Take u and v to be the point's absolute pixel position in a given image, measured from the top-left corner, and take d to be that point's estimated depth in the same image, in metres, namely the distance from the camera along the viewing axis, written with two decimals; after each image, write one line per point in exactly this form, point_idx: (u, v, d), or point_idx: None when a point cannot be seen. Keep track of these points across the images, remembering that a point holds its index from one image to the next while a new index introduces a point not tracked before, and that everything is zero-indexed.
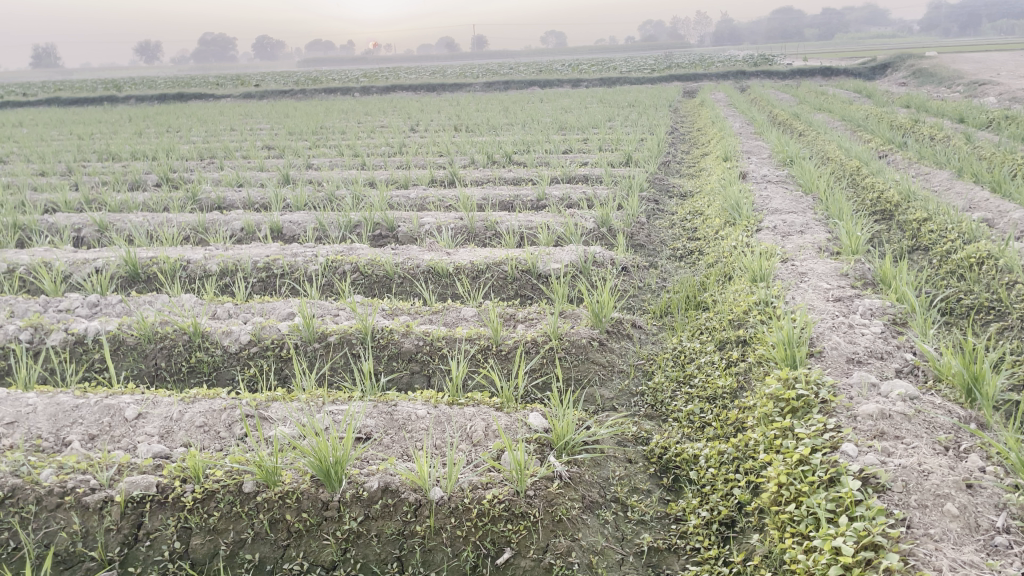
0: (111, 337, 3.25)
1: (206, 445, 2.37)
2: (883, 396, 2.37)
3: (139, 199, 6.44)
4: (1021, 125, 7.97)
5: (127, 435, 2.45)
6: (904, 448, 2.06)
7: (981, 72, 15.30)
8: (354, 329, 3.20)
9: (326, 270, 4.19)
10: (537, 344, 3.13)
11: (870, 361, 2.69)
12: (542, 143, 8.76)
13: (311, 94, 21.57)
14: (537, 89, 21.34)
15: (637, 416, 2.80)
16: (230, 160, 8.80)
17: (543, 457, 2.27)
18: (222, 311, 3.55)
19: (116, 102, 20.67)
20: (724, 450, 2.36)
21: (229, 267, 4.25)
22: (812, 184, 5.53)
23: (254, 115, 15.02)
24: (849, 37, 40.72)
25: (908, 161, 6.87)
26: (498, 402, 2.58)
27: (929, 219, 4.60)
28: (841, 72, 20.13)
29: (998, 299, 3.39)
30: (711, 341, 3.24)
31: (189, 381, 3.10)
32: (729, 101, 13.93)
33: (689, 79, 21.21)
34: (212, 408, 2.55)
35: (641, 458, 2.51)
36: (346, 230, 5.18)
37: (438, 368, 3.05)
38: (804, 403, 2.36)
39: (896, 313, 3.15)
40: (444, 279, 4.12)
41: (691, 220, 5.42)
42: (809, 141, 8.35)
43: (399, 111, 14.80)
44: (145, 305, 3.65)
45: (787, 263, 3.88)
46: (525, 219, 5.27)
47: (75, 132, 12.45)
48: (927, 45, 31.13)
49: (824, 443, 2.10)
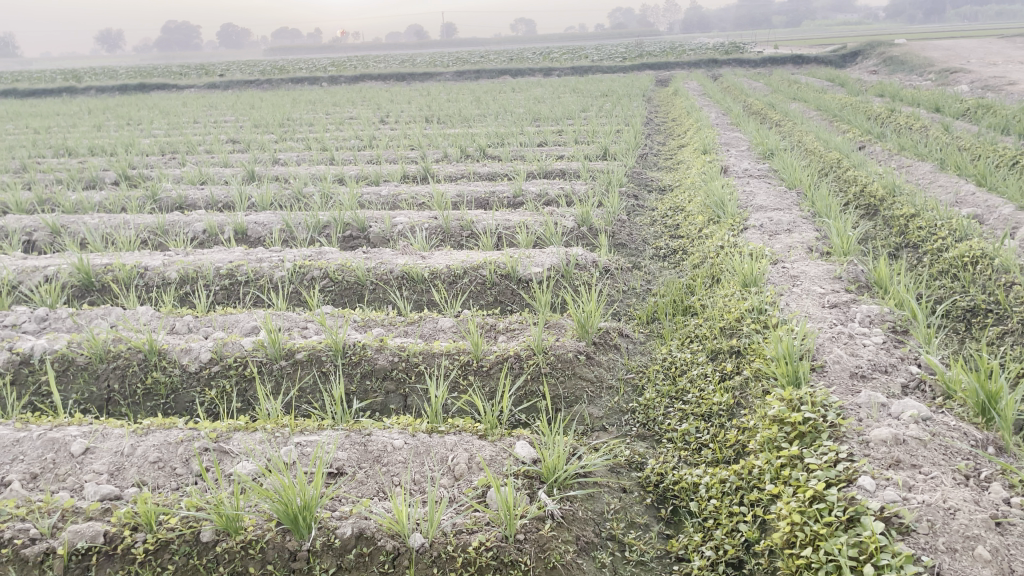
0: (58, 357, 3.00)
1: (160, 485, 2.15)
2: (894, 418, 2.22)
3: (95, 199, 6.13)
4: (999, 114, 7.90)
5: (73, 474, 2.22)
6: (924, 480, 1.90)
7: (951, 59, 15.32)
8: (324, 345, 2.98)
9: (293, 277, 3.96)
10: (521, 358, 2.94)
11: (875, 376, 2.53)
12: (517, 136, 8.55)
13: (277, 84, 21.12)
14: (509, 77, 21.12)
15: (629, 438, 2.63)
16: (193, 155, 8.49)
17: (532, 493, 2.09)
18: (181, 325, 3.31)
19: (75, 94, 20.13)
20: (726, 478, 2.18)
21: (189, 274, 4.00)
22: (796, 179, 5.39)
23: (218, 106, 14.68)
24: (818, 24, 40.85)
25: (889, 153, 6.75)
26: (481, 428, 2.39)
27: (916, 214, 4.46)
28: (811, 60, 20.13)
29: (995, 301, 3.26)
30: (703, 350, 3.06)
31: (145, 405, 2.88)
32: (703, 90, 13.79)
33: (661, 68, 21.08)
34: (167, 440, 2.32)
35: (636, 487, 2.34)
36: (315, 232, 4.94)
37: (415, 388, 2.86)
38: (812, 428, 2.19)
39: (896, 320, 3.00)
40: (419, 286, 3.91)
41: (672, 217, 5.26)
42: (788, 132, 8.21)
43: (367, 102, 14.46)
44: (98, 319, 3.39)
45: (777, 265, 3.72)
46: (502, 218, 5.08)
47: (32, 125, 12.00)
48: (895, 31, 31.33)
49: (838, 477, 1.93)
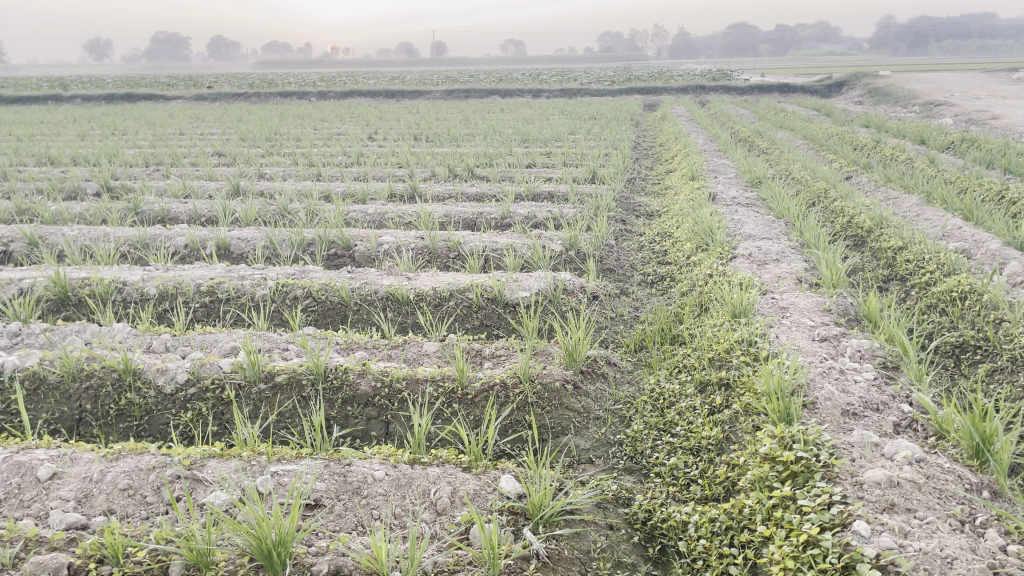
0: (29, 375, 2.91)
1: (129, 514, 2.06)
2: (888, 459, 2.17)
3: (75, 210, 6.02)
4: (983, 149, 7.95)
5: (38, 500, 2.12)
6: (920, 526, 1.86)
7: (934, 92, 15.51)
8: (304, 369, 2.89)
9: (276, 295, 3.88)
10: (507, 387, 2.87)
11: (867, 414, 2.49)
12: (505, 157, 8.52)
13: (266, 98, 21.06)
14: (498, 97, 21.20)
15: (616, 472, 2.58)
16: (178, 167, 8.41)
17: (517, 530, 2.03)
18: (158, 343, 3.22)
19: (61, 101, 20.02)
20: (715, 517, 2.12)
21: (169, 291, 3.91)
22: (784, 209, 5.38)
23: (206, 118, 14.59)
24: (805, 53, 41.41)
25: (875, 184, 6.76)
26: (465, 460, 2.33)
27: (904, 247, 4.45)
28: (797, 89, 20.30)
29: (985, 338, 3.23)
30: (691, 381, 3.01)
31: (117, 427, 2.79)
32: (690, 116, 13.88)
33: (649, 93, 21.21)
34: (138, 467, 2.24)
35: (623, 525, 2.29)
36: (300, 249, 4.88)
37: (397, 415, 2.79)
38: (805, 467, 2.13)
39: (886, 355, 2.97)
40: (404, 308, 3.85)
41: (660, 243, 5.23)
42: (775, 160, 8.22)
43: (355, 119, 14.40)
44: (72, 336, 3.29)
45: (765, 295, 3.69)
46: (490, 240, 5.02)
47: (14, 132, 11.86)
48: (878, 62, 31.81)
49: (831, 520, 1.89)
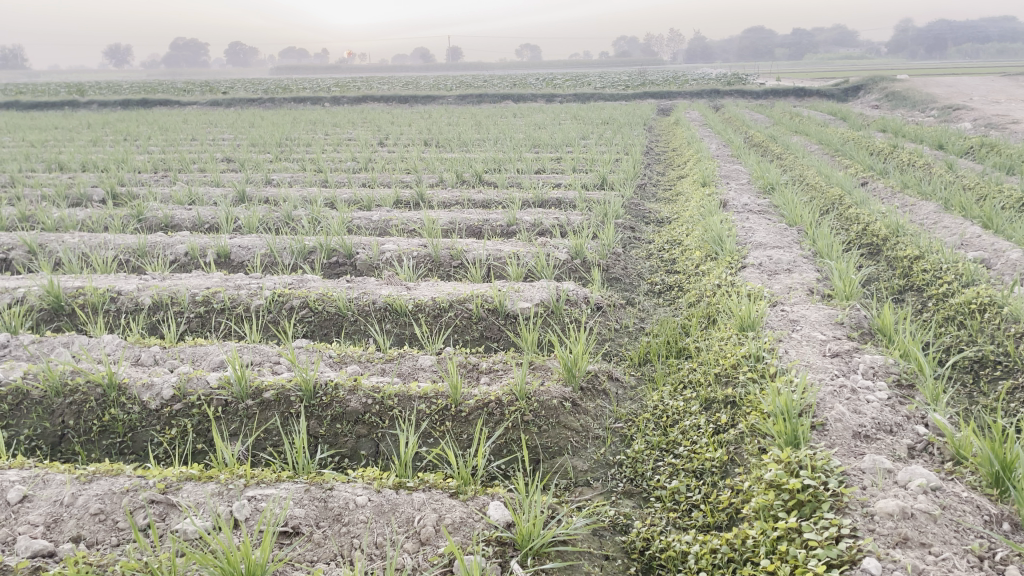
0: (12, 390, 2.82)
1: (99, 541, 1.96)
2: (902, 487, 2.03)
3: (78, 217, 5.97)
4: (1003, 154, 7.76)
5: (6, 524, 2.03)
6: (935, 563, 1.73)
7: (953, 97, 15.25)
8: (293, 385, 2.80)
9: (272, 305, 3.80)
10: (502, 405, 2.75)
11: (880, 437, 2.36)
12: (514, 162, 8.41)
13: (280, 103, 21.10)
14: (511, 102, 21.14)
15: (615, 496, 2.46)
16: (186, 173, 8.38)
17: (504, 563, 1.92)
18: (146, 356, 3.13)
19: (77, 108, 20.09)
20: (717, 548, 2.00)
21: (163, 301, 3.83)
22: (797, 216, 5.24)
23: (219, 123, 14.62)
24: (821, 57, 41.08)
25: (891, 190, 6.60)
26: (453, 485, 2.22)
27: (920, 256, 4.29)
28: (813, 93, 20.06)
29: (1005, 353, 3.09)
30: (696, 399, 2.88)
31: (100, 443, 2.70)
32: (705, 120, 13.75)
33: (663, 97, 21.07)
34: (112, 490, 2.14)
35: (620, 554, 2.16)
36: (300, 257, 4.79)
37: (387, 432, 2.68)
38: (812, 497, 2.00)
39: (901, 372, 2.82)
40: (401, 318, 3.75)
41: (669, 250, 5.11)
42: (789, 165, 8.07)
43: (368, 123, 14.40)
44: (60, 348, 3.21)
45: (776, 307, 3.56)
46: (494, 248, 4.92)
47: (29, 138, 11.90)
48: (895, 65, 31.59)
49: (839, 557, 1.76)
